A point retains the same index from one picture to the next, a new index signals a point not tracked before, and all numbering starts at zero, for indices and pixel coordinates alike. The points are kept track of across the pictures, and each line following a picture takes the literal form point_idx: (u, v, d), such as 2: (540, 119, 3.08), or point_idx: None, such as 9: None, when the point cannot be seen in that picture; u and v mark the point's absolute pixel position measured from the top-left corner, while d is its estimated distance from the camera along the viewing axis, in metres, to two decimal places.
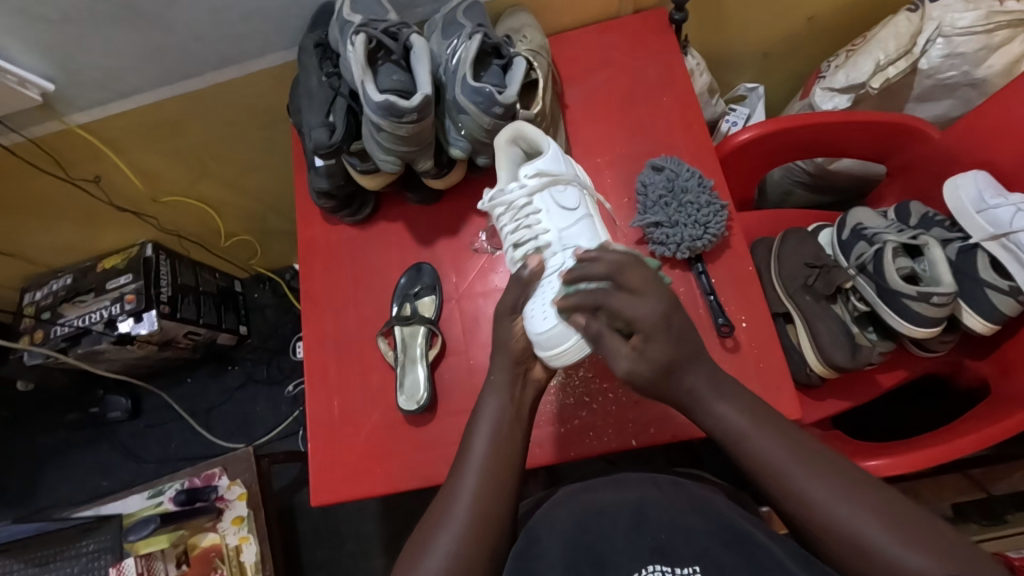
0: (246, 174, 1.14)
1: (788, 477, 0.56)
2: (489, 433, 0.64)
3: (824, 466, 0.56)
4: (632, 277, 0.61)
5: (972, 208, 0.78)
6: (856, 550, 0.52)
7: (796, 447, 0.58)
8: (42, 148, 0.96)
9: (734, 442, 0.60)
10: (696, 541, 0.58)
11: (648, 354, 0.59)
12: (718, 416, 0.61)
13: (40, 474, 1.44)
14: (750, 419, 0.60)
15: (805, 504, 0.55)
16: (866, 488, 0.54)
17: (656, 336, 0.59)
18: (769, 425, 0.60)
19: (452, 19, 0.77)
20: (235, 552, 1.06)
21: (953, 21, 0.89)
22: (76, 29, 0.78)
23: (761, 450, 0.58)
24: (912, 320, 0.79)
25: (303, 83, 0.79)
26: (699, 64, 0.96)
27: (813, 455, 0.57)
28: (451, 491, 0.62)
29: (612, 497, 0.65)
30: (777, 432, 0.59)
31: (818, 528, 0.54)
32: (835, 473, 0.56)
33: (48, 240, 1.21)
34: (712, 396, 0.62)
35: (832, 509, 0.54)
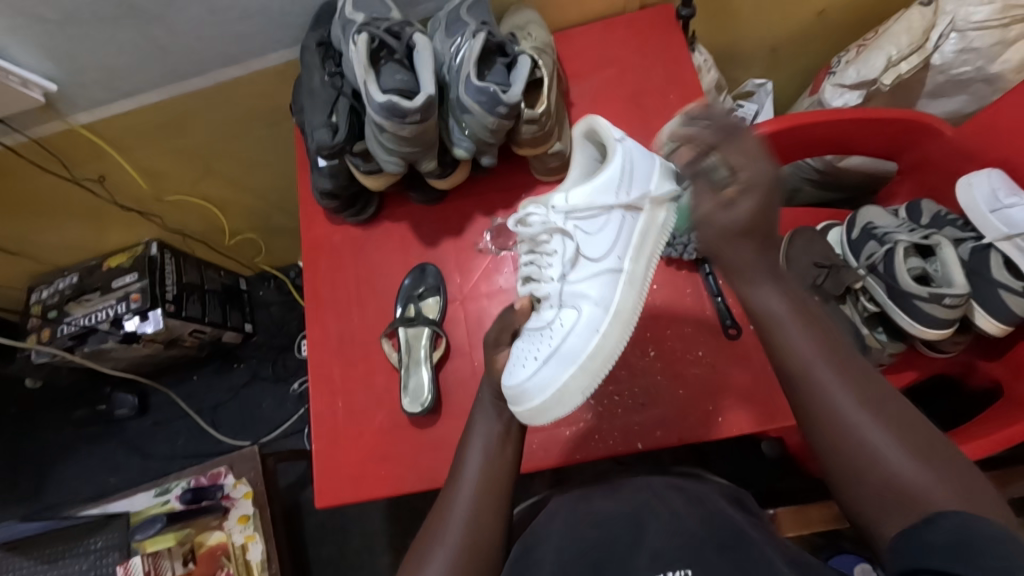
0: (250, 173, 1.14)
1: (818, 373, 0.58)
2: (484, 440, 0.66)
3: (851, 375, 0.57)
4: (735, 155, 0.61)
5: (986, 207, 0.77)
6: (863, 454, 0.53)
7: (838, 351, 0.59)
8: (45, 148, 0.95)
9: (768, 324, 0.61)
10: (691, 543, 0.55)
11: (738, 207, 0.60)
12: (760, 301, 0.62)
13: (48, 471, 1.45)
14: (792, 308, 0.61)
15: (827, 404, 0.56)
16: (901, 412, 0.55)
17: (753, 191, 0.60)
18: (808, 323, 0.61)
19: (456, 16, 0.76)
20: (241, 551, 1.07)
21: (968, 15, 0.87)
22: (77, 29, 0.78)
23: (794, 341, 0.59)
24: (923, 322, 0.77)
25: (305, 83, 0.78)
26: (706, 60, 0.95)
27: (848, 365, 0.58)
28: (444, 502, 0.63)
29: (610, 504, 0.63)
30: (818, 329, 0.60)
31: (835, 426, 0.55)
32: (871, 391, 0.56)
33: (54, 239, 1.21)
34: (756, 278, 0.62)
35: (856, 423, 0.55)
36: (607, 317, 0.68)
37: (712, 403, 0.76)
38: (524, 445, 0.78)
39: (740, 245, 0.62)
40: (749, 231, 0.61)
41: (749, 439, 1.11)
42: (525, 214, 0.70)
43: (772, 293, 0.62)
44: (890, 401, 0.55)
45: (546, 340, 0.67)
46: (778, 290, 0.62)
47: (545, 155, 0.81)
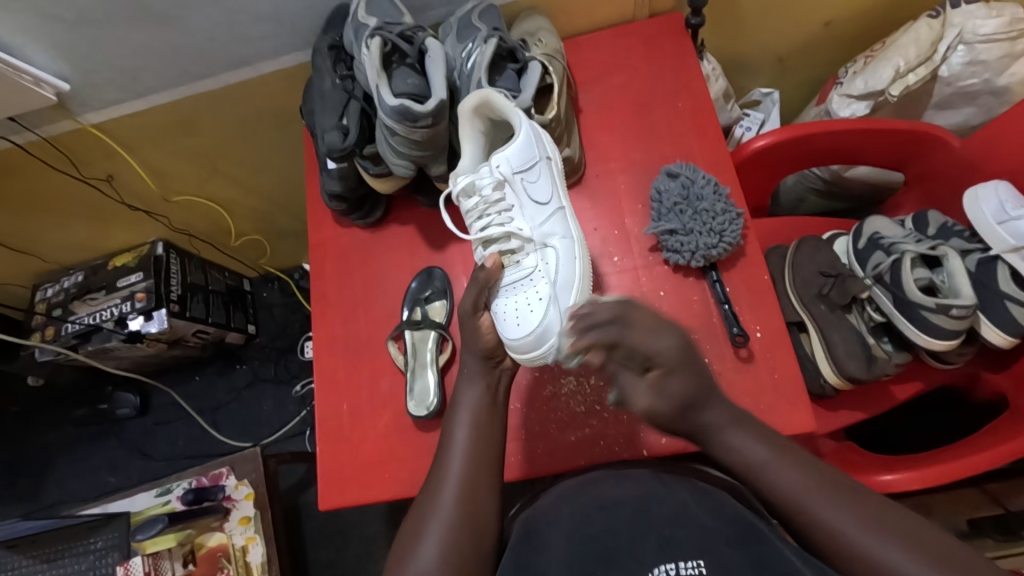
0: (257, 174, 1.14)
1: (812, 506, 0.57)
2: (472, 420, 0.65)
3: (843, 494, 0.57)
4: (642, 317, 0.59)
5: (993, 219, 0.77)
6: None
7: (827, 478, 0.58)
8: (56, 147, 0.96)
9: (758, 472, 0.60)
10: (702, 534, 0.55)
11: (670, 389, 0.60)
12: (737, 450, 0.62)
13: (49, 469, 1.45)
14: (771, 448, 0.61)
15: (833, 539, 0.55)
16: (894, 519, 0.54)
17: (678, 370, 0.59)
18: (795, 458, 0.60)
19: (467, 21, 0.77)
20: (242, 553, 1.06)
21: (975, 28, 0.87)
22: (91, 30, 0.78)
23: (781, 484, 0.59)
24: (930, 332, 0.77)
25: (317, 86, 0.79)
26: (714, 69, 0.95)
27: (841, 486, 0.57)
28: (436, 486, 0.63)
29: (616, 495, 0.61)
30: (801, 463, 0.60)
31: (841, 560, 0.55)
32: (864, 505, 0.56)
33: (61, 237, 1.21)
34: (730, 425, 0.62)
35: (857, 537, 0.54)
36: (575, 243, 0.72)
37: None
38: (528, 450, 0.78)
39: (717, 404, 0.63)
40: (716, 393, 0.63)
41: None
42: (470, 182, 0.69)
43: (750, 443, 0.61)
44: (883, 514, 0.55)
45: (539, 281, 0.69)
46: (750, 436, 0.62)
47: None
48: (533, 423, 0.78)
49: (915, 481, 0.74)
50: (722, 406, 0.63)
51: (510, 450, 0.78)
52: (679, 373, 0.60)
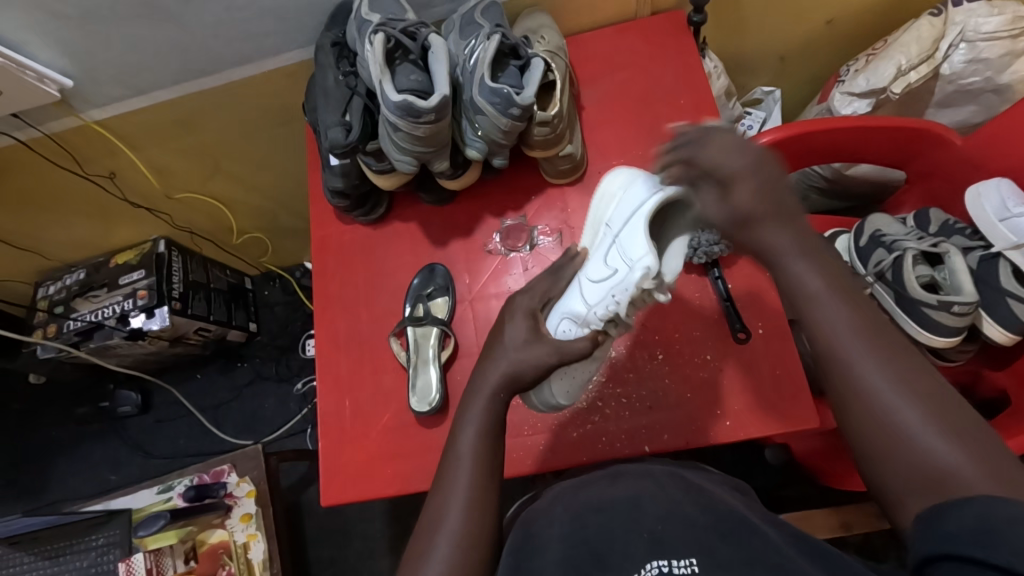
0: (259, 172, 1.14)
1: (849, 358, 0.47)
2: (474, 424, 0.60)
3: (887, 352, 0.47)
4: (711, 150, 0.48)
5: (994, 216, 0.77)
6: (893, 442, 0.45)
7: (881, 334, 0.47)
8: (59, 144, 0.96)
9: (803, 307, 0.49)
10: (692, 531, 0.53)
11: (735, 198, 0.48)
12: (791, 279, 0.49)
13: (50, 467, 1.45)
14: (830, 281, 0.49)
15: (860, 396, 0.46)
16: (940, 398, 0.45)
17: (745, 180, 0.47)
18: (852, 304, 0.48)
19: (470, 19, 0.77)
20: (243, 550, 1.07)
21: (977, 26, 0.87)
22: (96, 27, 0.79)
23: (831, 317, 0.48)
24: (931, 329, 0.78)
25: (319, 82, 0.79)
26: (716, 67, 0.95)
27: (891, 344, 0.47)
28: (441, 493, 0.57)
29: (611, 492, 0.61)
30: (859, 307, 0.48)
31: (858, 416, 0.46)
32: (914, 374, 0.46)
33: (63, 235, 1.22)
34: (795, 256, 0.49)
35: (888, 402, 0.45)
36: None
37: (719, 408, 0.76)
38: (529, 447, 0.78)
39: (780, 221, 0.48)
40: (794, 211, 0.49)
41: (754, 445, 1.11)
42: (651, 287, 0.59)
43: (808, 271, 0.49)
44: (931, 389, 0.45)
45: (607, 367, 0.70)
46: (814, 267, 0.49)
47: (556, 157, 0.81)
48: (535, 419, 0.78)
49: None
50: (788, 225, 0.49)
51: (512, 446, 0.78)
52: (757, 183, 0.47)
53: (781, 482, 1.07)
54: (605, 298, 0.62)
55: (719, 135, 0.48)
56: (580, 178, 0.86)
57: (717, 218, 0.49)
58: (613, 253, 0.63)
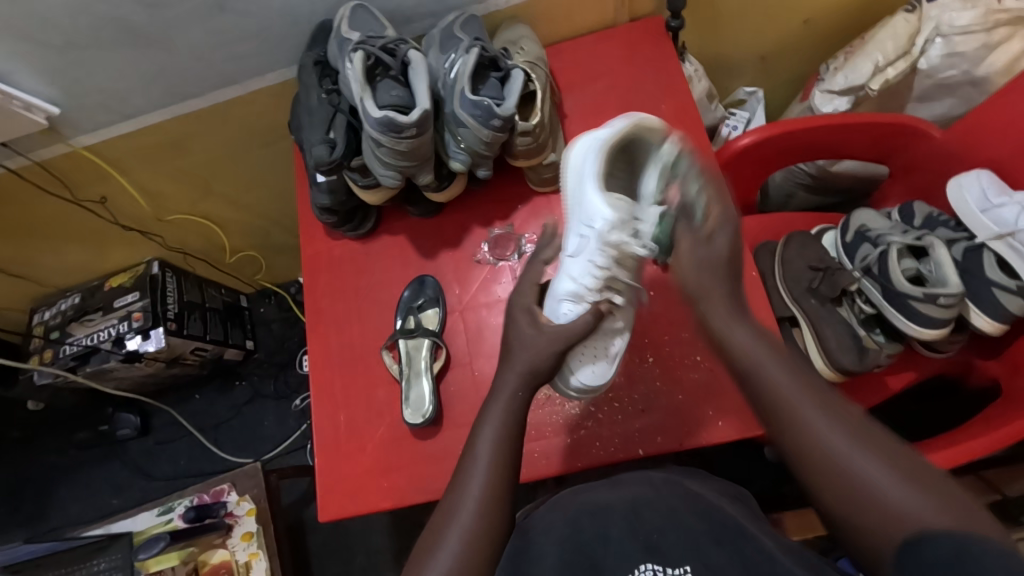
0: (249, 191, 1.15)
1: (803, 412, 0.53)
2: (472, 437, 0.61)
3: (831, 406, 0.53)
4: (683, 190, 0.64)
5: (976, 207, 0.79)
6: (849, 487, 0.49)
7: (820, 392, 0.54)
8: (49, 171, 0.97)
9: (751, 376, 0.57)
10: (690, 537, 0.53)
11: (711, 242, 0.61)
12: (737, 346, 0.58)
13: (51, 493, 1.45)
14: (772, 355, 0.57)
15: (810, 439, 0.52)
16: (883, 440, 0.51)
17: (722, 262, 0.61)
18: (791, 366, 0.56)
19: (449, 33, 0.78)
20: (245, 568, 1.06)
21: (952, 20, 0.88)
22: (80, 55, 0.80)
23: (779, 385, 0.55)
24: (919, 322, 0.78)
25: (303, 101, 0.80)
26: (697, 70, 0.97)
27: (833, 402, 0.53)
28: (452, 494, 0.59)
29: (610, 495, 0.61)
30: (800, 372, 0.56)
31: (813, 460, 0.51)
32: (855, 419, 0.52)
33: (57, 261, 1.22)
34: (732, 325, 0.59)
35: (845, 454, 0.50)
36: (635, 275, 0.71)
37: (712, 407, 0.76)
38: (525, 455, 0.77)
39: (721, 295, 0.60)
40: (734, 279, 0.62)
41: (752, 444, 1.11)
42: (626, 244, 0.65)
43: (751, 340, 0.58)
44: (870, 432, 0.51)
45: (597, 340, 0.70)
46: (752, 334, 0.58)
47: (541, 166, 0.82)
48: (529, 426, 0.78)
49: None
50: (728, 295, 0.60)
51: None
52: (728, 229, 0.62)
53: (782, 481, 1.07)
54: (586, 270, 0.67)
55: (691, 172, 0.65)
56: None
57: (687, 257, 0.62)
58: (573, 237, 0.69)
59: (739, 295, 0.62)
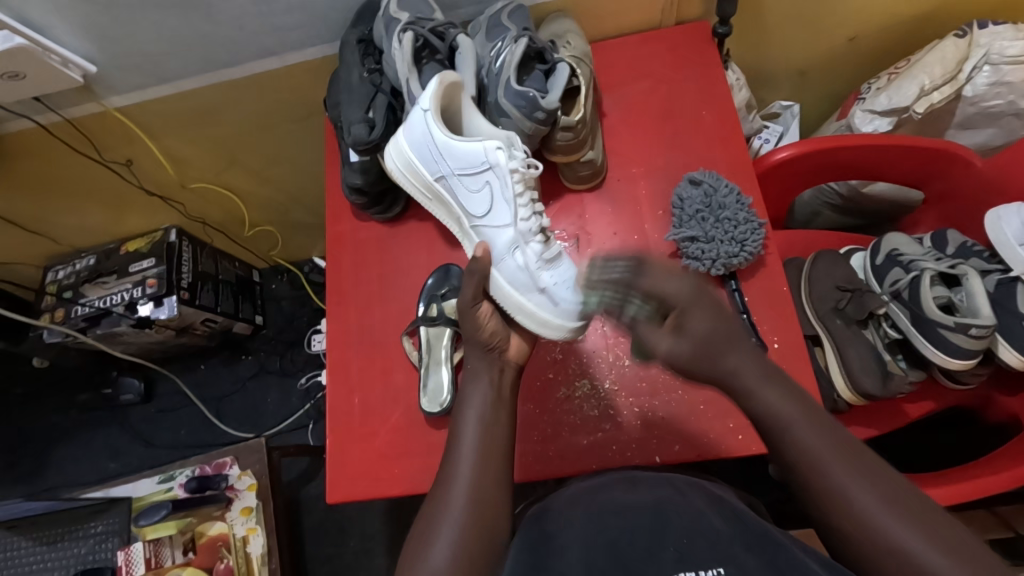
0: (275, 165, 1.15)
1: (831, 474, 0.53)
2: (487, 423, 0.62)
3: (863, 468, 0.53)
4: (655, 265, 0.61)
5: (1014, 240, 0.78)
6: (879, 549, 0.50)
7: (846, 448, 0.55)
8: (78, 129, 0.96)
9: (773, 428, 0.57)
10: (720, 542, 0.53)
11: (690, 328, 0.59)
12: (767, 407, 0.58)
13: (49, 452, 1.45)
14: (802, 408, 0.57)
15: (841, 503, 0.52)
16: (916, 505, 0.51)
17: (693, 309, 0.59)
18: (823, 426, 0.56)
19: (497, 21, 0.77)
20: (243, 543, 1.06)
21: (1002, 49, 0.87)
22: (122, 14, 0.79)
23: (806, 441, 0.55)
24: (947, 351, 0.77)
25: (343, 78, 0.78)
26: (739, 79, 0.95)
27: (865, 463, 0.54)
28: (445, 477, 0.59)
29: (632, 496, 0.60)
30: (827, 427, 0.56)
31: (841, 516, 0.52)
32: (888, 484, 0.52)
33: (76, 220, 1.22)
34: (759, 385, 0.58)
35: (871, 513, 0.51)
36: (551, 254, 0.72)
37: (732, 420, 0.75)
38: (540, 453, 0.77)
39: (739, 357, 0.59)
40: (742, 341, 0.60)
41: (758, 460, 1.10)
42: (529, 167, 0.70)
43: (779, 399, 0.57)
44: (903, 498, 0.51)
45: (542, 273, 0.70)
46: (781, 395, 0.58)
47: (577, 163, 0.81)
48: (544, 424, 0.78)
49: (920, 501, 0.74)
50: (745, 358, 0.60)
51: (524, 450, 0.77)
52: (701, 307, 0.59)
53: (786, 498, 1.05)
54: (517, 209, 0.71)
55: (654, 269, 0.60)
56: (600, 185, 0.86)
57: (670, 347, 0.60)
58: (470, 198, 0.73)
59: (755, 357, 0.60)
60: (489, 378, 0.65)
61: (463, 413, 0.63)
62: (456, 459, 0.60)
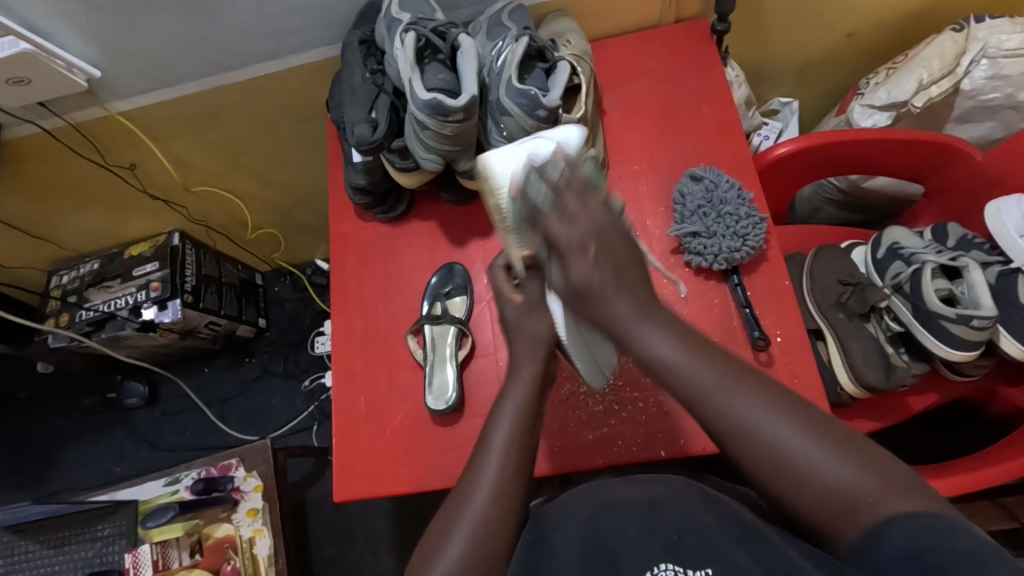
0: (277, 168, 1.15)
1: (727, 408, 0.51)
2: (509, 421, 0.61)
3: (760, 395, 0.51)
4: (567, 200, 0.52)
5: (1015, 232, 0.79)
6: (784, 465, 0.49)
7: (743, 380, 0.53)
8: (81, 133, 0.97)
9: (661, 369, 0.53)
10: (711, 536, 0.52)
11: (575, 268, 0.52)
12: (650, 350, 0.53)
13: (54, 456, 1.45)
14: (681, 348, 0.53)
15: (757, 442, 0.50)
16: (831, 431, 0.50)
17: (586, 249, 0.51)
18: (717, 364, 0.53)
19: (497, 21, 0.77)
20: (249, 545, 1.06)
21: (999, 43, 0.88)
22: (125, 19, 0.79)
23: (692, 373, 0.52)
24: (949, 343, 0.77)
25: (346, 80, 0.80)
26: (738, 75, 0.96)
27: (751, 380, 0.52)
28: (471, 473, 0.59)
29: (625, 493, 0.59)
30: (706, 353, 0.54)
31: (748, 448, 0.50)
32: (798, 416, 0.50)
33: (79, 224, 1.22)
34: (639, 323, 0.53)
35: (779, 440, 0.49)
36: None
37: None
38: (546, 448, 0.77)
39: (621, 298, 0.53)
40: (632, 281, 0.53)
41: None
42: None
43: (660, 335, 0.53)
44: (803, 416, 0.50)
45: None
46: (671, 342, 0.53)
47: None
48: (549, 420, 0.78)
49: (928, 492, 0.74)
50: (632, 299, 0.53)
51: None
52: (589, 256, 0.51)
53: None
54: None
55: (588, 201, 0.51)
56: None
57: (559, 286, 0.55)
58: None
59: (640, 279, 0.54)
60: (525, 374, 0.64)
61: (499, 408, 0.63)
62: (485, 456, 0.59)
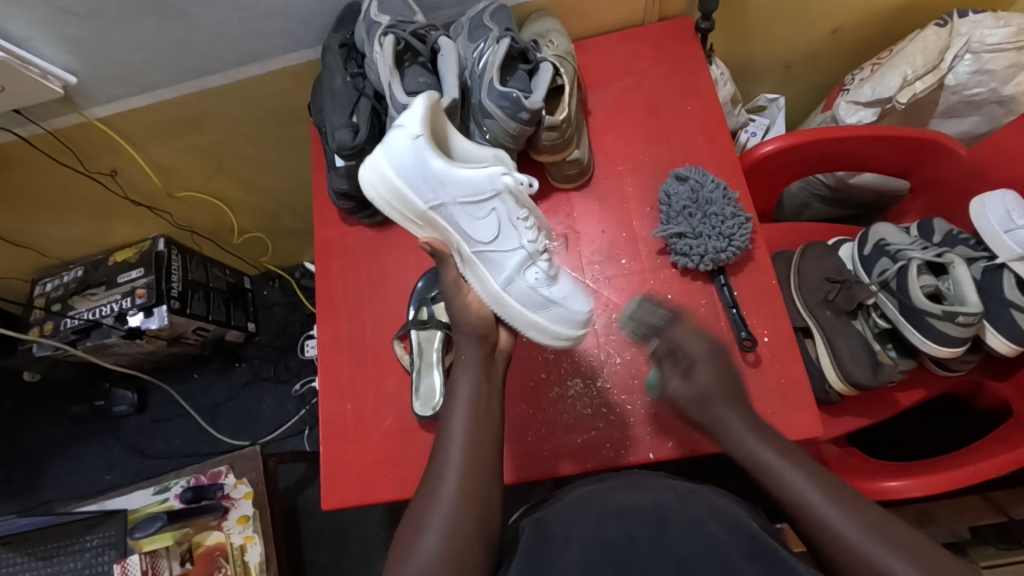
0: (262, 172, 1.14)
1: (803, 500, 0.55)
2: (465, 409, 0.61)
3: (830, 489, 0.55)
4: (689, 343, 0.64)
5: (999, 227, 0.78)
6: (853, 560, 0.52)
7: (818, 476, 0.57)
8: (60, 140, 0.95)
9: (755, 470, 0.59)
10: (717, 546, 0.53)
11: (695, 378, 0.62)
12: (749, 453, 0.59)
13: (43, 466, 1.44)
14: (775, 452, 0.59)
15: (825, 535, 0.54)
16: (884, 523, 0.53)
17: (702, 364, 0.63)
18: (797, 461, 0.58)
19: (479, 22, 0.76)
20: (240, 552, 1.05)
21: (982, 38, 0.89)
22: (101, 24, 0.78)
23: (772, 466, 0.58)
24: (936, 340, 0.78)
25: (326, 83, 0.78)
26: (723, 73, 0.96)
27: (829, 481, 0.56)
28: (436, 465, 0.59)
29: (635, 497, 0.60)
30: (786, 451, 0.59)
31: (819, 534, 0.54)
32: (859, 510, 0.54)
33: (61, 232, 1.20)
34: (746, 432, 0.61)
35: (848, 532, 0.53)
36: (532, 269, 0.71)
37: None
38: (535, 452, 0.77)
39: (728, 408, 0.62)
40: (738, 393, 0.63)
41: None
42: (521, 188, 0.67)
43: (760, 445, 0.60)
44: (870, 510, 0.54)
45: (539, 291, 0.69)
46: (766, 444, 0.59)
47: (563, 162, 0.81)
48: (537, 424, 0.78)
49: (918, 488, 0.75)
50: (736, 409, 0.62)
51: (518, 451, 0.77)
52: (710, 372, 0.62)
53: None
54: (523, 233, 0.69)
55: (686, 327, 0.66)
56: (586, 183, 0.86)
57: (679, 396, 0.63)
58: (470, 223, 0.68)
59: (736, 393, 0.63)
60: (473, 360, 0.64)
61: (452, 401, 0.62)
62: (447, 448, 0.59)
